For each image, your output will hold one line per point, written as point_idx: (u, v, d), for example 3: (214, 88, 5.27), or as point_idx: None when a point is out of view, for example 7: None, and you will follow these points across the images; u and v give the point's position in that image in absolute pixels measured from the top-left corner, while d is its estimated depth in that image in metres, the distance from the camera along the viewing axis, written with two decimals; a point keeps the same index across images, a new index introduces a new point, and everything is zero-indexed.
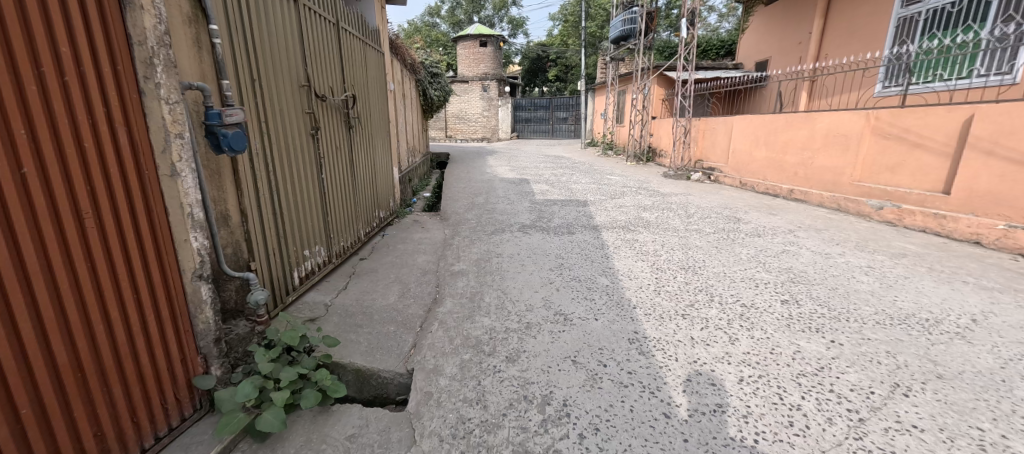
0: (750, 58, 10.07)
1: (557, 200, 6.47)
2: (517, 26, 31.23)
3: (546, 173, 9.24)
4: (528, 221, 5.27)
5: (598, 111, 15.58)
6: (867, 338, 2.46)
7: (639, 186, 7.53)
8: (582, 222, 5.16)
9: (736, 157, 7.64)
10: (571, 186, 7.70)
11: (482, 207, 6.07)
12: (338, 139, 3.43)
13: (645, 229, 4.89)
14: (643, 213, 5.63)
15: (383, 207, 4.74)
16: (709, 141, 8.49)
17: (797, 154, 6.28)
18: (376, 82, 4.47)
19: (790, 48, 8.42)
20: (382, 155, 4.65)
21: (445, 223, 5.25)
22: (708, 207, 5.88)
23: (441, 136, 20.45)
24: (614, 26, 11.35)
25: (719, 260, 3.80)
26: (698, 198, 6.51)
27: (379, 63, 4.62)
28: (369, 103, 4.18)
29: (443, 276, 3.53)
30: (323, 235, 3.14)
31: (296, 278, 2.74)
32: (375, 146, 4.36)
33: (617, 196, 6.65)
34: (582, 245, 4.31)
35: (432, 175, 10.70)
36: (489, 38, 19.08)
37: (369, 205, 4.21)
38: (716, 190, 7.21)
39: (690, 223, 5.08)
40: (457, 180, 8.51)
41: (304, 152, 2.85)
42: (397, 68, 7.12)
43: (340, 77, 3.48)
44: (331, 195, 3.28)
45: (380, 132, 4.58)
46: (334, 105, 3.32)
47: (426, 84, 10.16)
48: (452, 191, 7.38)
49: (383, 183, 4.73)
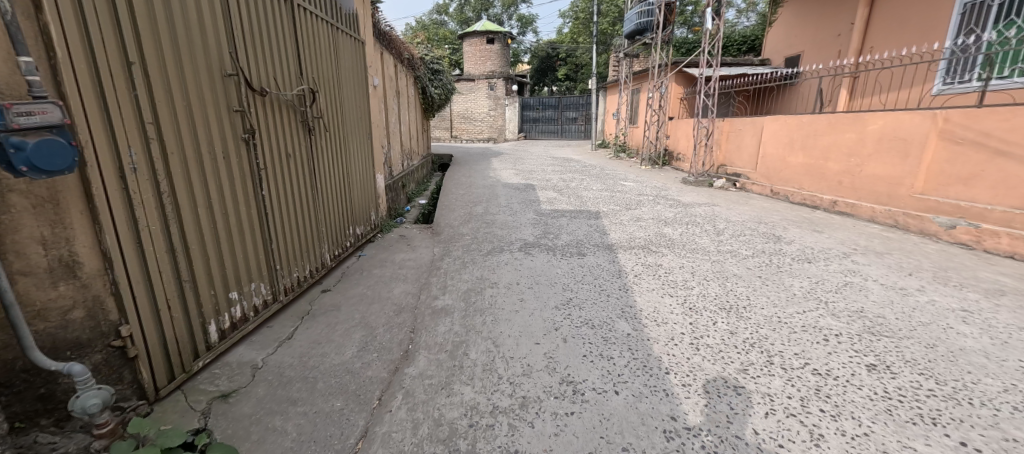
0: (778, 52, 9.26)
1: (565, 211, 5.75)
2: (526, 24, 30.48)
3: (554, 178, 8.52)
4: (530, 238, 4.52)
5: (610, 111, 14.81)
6: (1013, 440, 1.70)
7: (658, 194, 6.77)
8: (594, 241, 4.43)
9: (766, 162, 6.83)
10: (581, 193, 6.96)
11: (480, 219, 5.34)
12: (292, 146, 2.74)
13: (669, 250, 4.12)
14: (665, 229, 4.86)
15: (361, 222, 4.04)
16: (734, 143, 7.68)
17: (841, 160, 5.47)
18: (352, 75, 3.78)
19: (827, 40, 7.60)
20: (359, 162, 3.97)
21: (434, 239, 4.53)
22: (740, 222, 5.09)
23: (446, 136, 19.83)
24: (629, 19, 10.57)
25: (767, 296, 3.04)
26: (726, 210, 5.72)
27: (356, 53, 3.93)
28: (341, 101, 3.50)
29: (422, 316, 2.82)
30: (266, 268, 2.46)
31: (214, 333, 2.05)
32: (348, 152, 3.67)
33: (633, 208, 5.89)
34: (595, 271, 3.58)
35: (432, 178, 10.01)
36: (496, 34, 18.36)
37: (340, 223, 3.52)
38: (744, 200, 6.40)
39: (721, 242, 4.32)
40: (456, 185, 7.81)
41: (229, 162, 2.15)
42: (389, 63, 6.43)
43: (295, 67, 2.79)
44: (280, 216, 2.60)
45: (356, 135, 3.89)
46: (284, 102, 2.64)
47: (427, 82, 9.45)
48: (449, 198, 6.67)
49: (361, 196, 4.04)
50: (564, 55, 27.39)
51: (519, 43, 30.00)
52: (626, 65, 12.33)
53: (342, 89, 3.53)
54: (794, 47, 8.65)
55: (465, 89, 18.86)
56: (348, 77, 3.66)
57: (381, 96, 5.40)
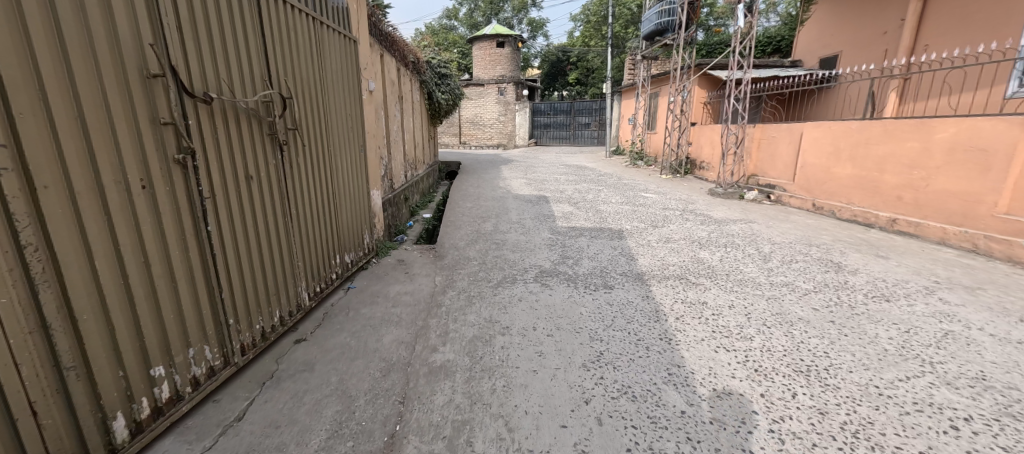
0: (810, 52, 8.60)
1: (584, 229, 5.14)
2: (536, 28, 29.98)
3: (569, 188, 7.92)
4: (546, 265, 3.92)
5: (625, 116, 14.18)
6: None
7: (685, 209, 6.14)
8: (621, 268, 3.82)
9: (807, 173, 6.16)
10: (600, 207, 6.35)
11: (489, 240, 4.76)
12: (254, 166, 2.18)
13: (712, 281, 3.49)
14: (701, 253, 4.22)
15: (352, 248, 3.48)
16: (767, 151, 7.03)
17: (901, 173, 4.80)
18: (340, 79, 3.23)
19: (871, 37, 6.95)
20: (349, 179, 3.42)
21: (436, 265, 3.96)
22: (788, 245, 4.43)
23: (455, 142, 19.36)
24: (648, 19, 9.98)
25: (851, 354, 2.40)
26: (767, 229, 5.07)
27: (346, 54, 3.38)
28: (324, 109, 2.96)
29: (416, 378, 2.23)
30: (213, 325, 1.90)
31: (122, 428, 1.50)
32: (333, 168, 3.12)
33: (660, 226, 5.27)
34: (627, 312, 2.97)
35: (439, 188, 9.49)
36: (507, 38, 17.90)
37: (324, 252, 2.96)
38: (784, 215, 5.73)
39: (772, 272, 3.68)
40: (463, 197, 7.26)
41: (152, 192, 1.60)
42: (391, 67, 5.91)
43: (259, 67, 2.24)
44: (235, 255, 2.05)
45: (345, 147, 3.34)
46: (242, 111, 2.09)
47: (433, 86, 8.94)
48: (455, 213, 6.11)
49: (352, 218, 3.47)
50: (576, 59, 26.89)
51: (530, 48, 29.57)
52: (643, 68, 11.71)
53: (326, 95, 2.99)
54: (829, 46, 8.00)
55: (474, 94, 18.39)
56: (334, 80, 3.13)
57: (380, 102, 4.86)
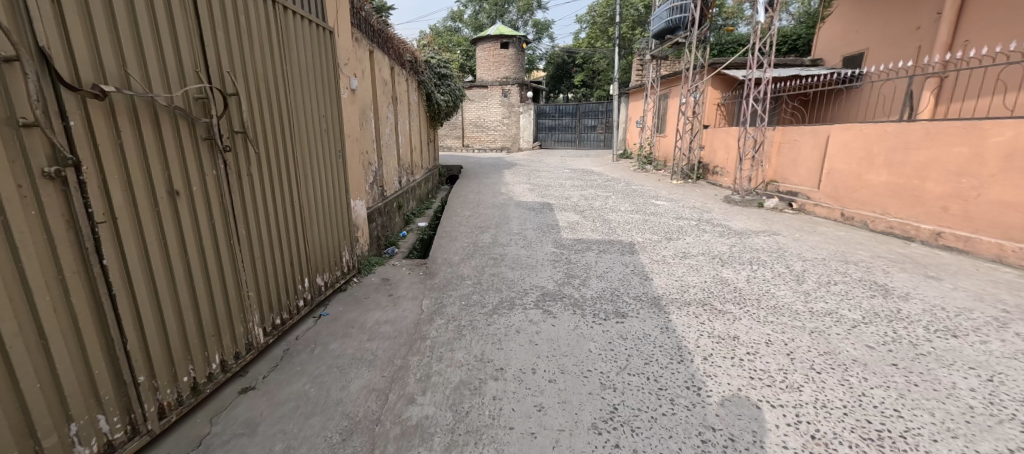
0: (832, 50, 8.12)
1: (592, 242, 4.68)
2: (541, 30, 29.58)
3: (575, 195, 7.46)
4: (549, 286, 3.45)
5: (633, 118, 13.71)
6: None
7: (701, 218, 5.66)
8: (635, 290, 3.36)
9: (834, 179, 5.67)
10: (608, 216, 5.89)
11: (486, 254, 4.30)
12: (182, 179, 1.74)
13: (741, 308, 3.00)
14: (724, 272, 3.74)
15: (326, 269, 3.03)
16: (789, 155, 6.55)
17: (946, 181, 4.32)
18: (308, 73, 2.78)
19: (902, 34, 6.50)
20: (321, 190, 2.97)
21: (426, 285, 3.51)
22: (822, 262, 3.94)
23: (457, 145, 18.94)
24: (658, 17, 9.51)
25: (931, 414, 1.92)
26: (795, 243, 4.58)
27: (319, 45, 2.94)
28: (287, 108, 2.51)
29: (383, 444, 1.78)
30: (109, 387, 1.46)
31: None
32: (300, 178, 2.67)
33: (675, 238, 4.79)
34: (644, 349, 2.50)
35: (438, 193, 9.06)
36: (511, 38, 17.55)
37: (287, 277, 2.52)
38: (811, 226, 5.23)
39: (810, 296, 3.21)
40: (462, 204, 6.82)
41: (3, 219, 1.16)
42: (384, 65, 5.50)
43: (191, 56, 1.79)
44: (150, 294, 1.60)
45: (316, 153, 2.89)
46: (163, 109, 1.64)
47: (432, 87, 8.53)
48: (452, 222, 5.67)
49: (325, 233, 3.03)
50: (582, 60, 26.45)
51: (534, 49, 29.18)
52: (652, 68, 11.22)
53: (290, 91, 2.54)
54: (855, 43, 7.52)
55: (477, 96, 17.99)
56: (300, 75, 2.68)
57: (367, 103, 4.43)
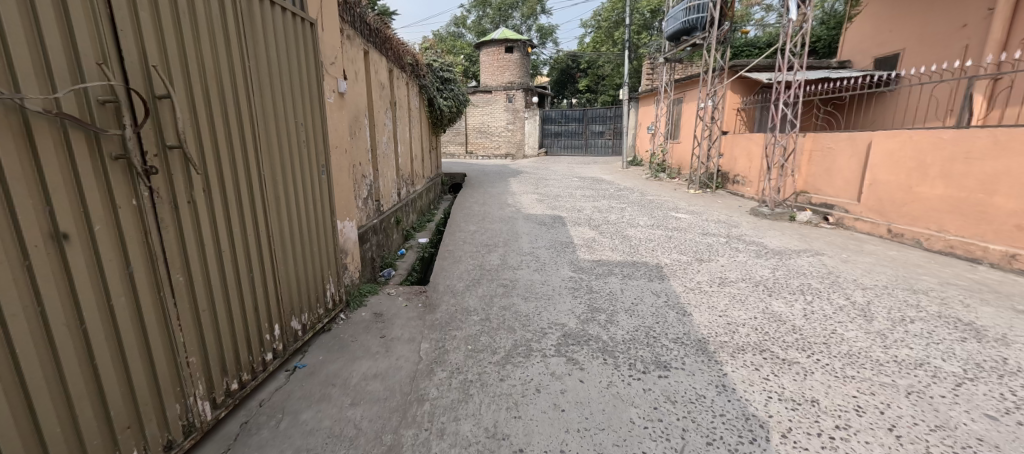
0: (860, 51, 7.65)
1: (614, 264, 4.15)
2: (545, 35, 29.16)
3: (587, 206, 6.94)
4: (570, 325, 2.90)
5: (644, 124, 13.20)
6: None
7: (731, 235, 5.12)
8: (675, 329, 2.82)
9: (877, 191, 5.16)
10: (627, 232, 5.35)
11: (495, 280, 3.76)
12: (74, 218, 1.23)
13: (810, 357, 2.45)
14: (775, 304, 3.19)
15: (305, 308, 2.50)
16: (822, 164, 6.07)
17: (1021, 196, 3.79)
18: (282, 73, 2.27)
19: (946, 32, 6.01)
20: (299, 213, 2.45)
21: (426, 321, 2.99)
22: (886, 293, 3.38)
23: (461, 151, 18.48)
24: (673, 17, 9.02)
25: None
26: (846, 267, 4.02)
27: (298, 40, 2.43)
28: (250, 114, 2.00)
29: None
30: None
31: None
32: (268, 200, 2.16)
33: (707, 260, 4.24)
34: (702, 419, 1.96)
35: (441, 204, 8.55)
36: (516, 43, 17.23)
37: (250, 327, 2.00)
38: (857, 245, 4.70)
39: (888, 339, 2.66)
40: (467, 218, 6.31)
41: None
42: (382, 68, 5.02)
43: (92, 43, 1.27)
44: (9, 390, 1.09)
45: (291, 169, 2.37)
46: (39, 119, 1.13)
47: (435, 92, 8.05)
48: (455, 239, 5.15)
49: (303, 265, 2.50)
50: (588, 65, 25.99)
51: (539, 55, 28.77)
52: (665, 72, 10.72)
53: (255, 94, 2.04)
54: (888, 43, 7.03)
55: (481, 101, 17.54)
56: (270, 75, 2.17)
57: (360, 109, 3.92)
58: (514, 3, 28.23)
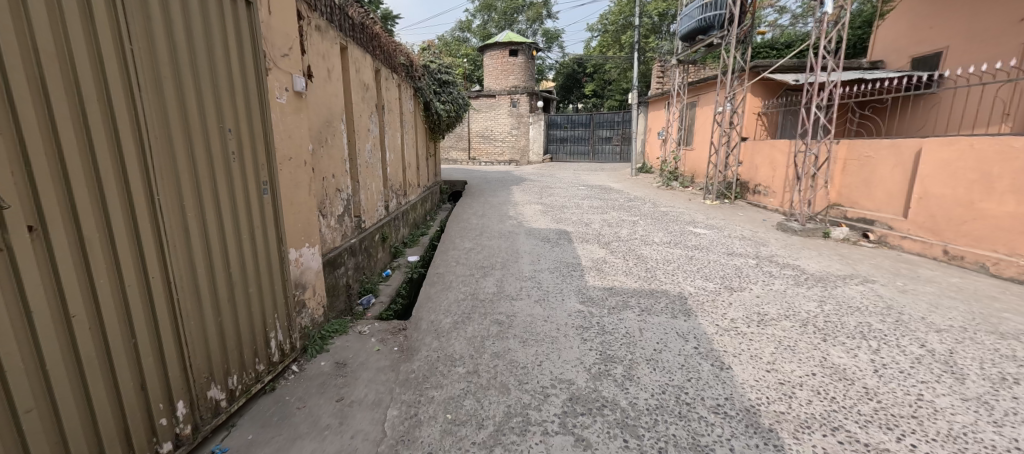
0: (894, 50, 7.04)
1: (630, 293, 3.55)
2: (551, 39, 28.70)
3: (596, 219, 6.34)
4: (579, 383, 2.30)
5: (654, 129, 12.59)
6: None
7: (761, 256, 4.50)
8: (715, 390, 2.21)
9: (929, 205, 4.53)
10: (642, 251, 4.74)
11: (488, 315, 3.17)
12: None
13: (902, 442, 1.84)
14: (833, 355, 2.57)
15: (235, 369, 1.92)
16: (859, 175, 5.49)
17: None
18: (195, 63, 1.69)
19: (1000, 28, 5.43)
20: (229, 244, 1.87)
21: (399, 374, 2.41)
22: (969, 339, 2.74)
23: (463, 157, 17.95)
24: (688, 15, 8.43)
25: None
26: (907, 300, 3.38)
27: (224, 21, 1.85)
28: (134, 117, 1.43)
29: None
30: None
31: None
32: (171, 232, 1.58)
33: (739, 289, 3.61)
34: None
35: (438, 214, 7.99)
36: (521, 45, 16.73)
37: (131, 415, 1.42)
38: (910, 271, 4.07)
39: (997, 412, 2.04)
40: (463, 232, 5.74)
41: None
42: (367, 66, 4.46)
43: None
44: None
45: (216, 187, 1.79)
46: None
47: (431, 95, 7.49)
48: (448, 259, 4.57)
49: (235, 311, 1.92)
50: (594, 70, 25.46)
51: (544, 59, 28.26)
52: (678, 74, 10.11)
53: (143, 89, 1.46)
54: (928, 41, 6.42)
55: (484, 105, 17.03)
56: (174, 64, 1.59)
57: (331, 111, 3.35)
58: (519, 7, 27.82)
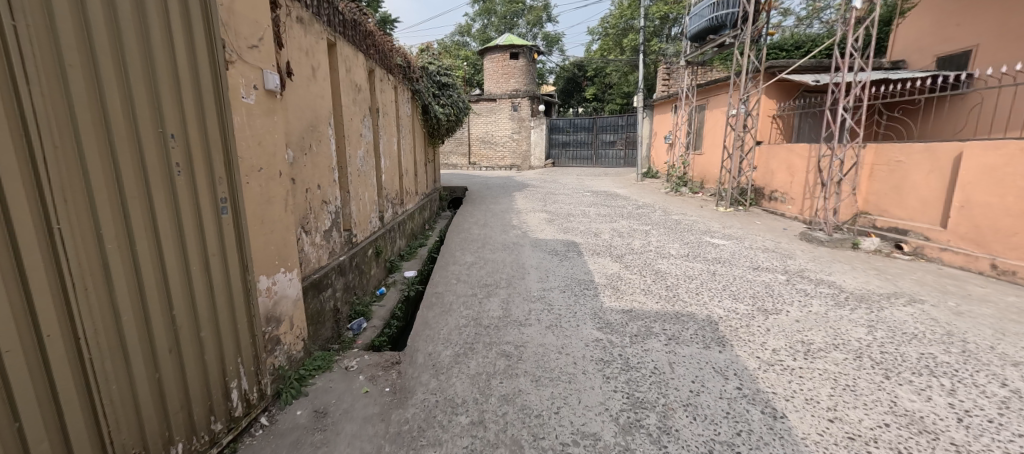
0: (917, 50, 6.69)
1: (652, 317, 3.16)
2: (552, 43, 28.45)
3: (605, 229, 5.95)
4: (606, 438, 1.90)
5: (660, 133, 12.24)
6: None
7: (790, 272, 4.11)
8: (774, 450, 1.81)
9: (972, 215, 4.15)
10: (659, 265, 4.35)
11: (494, 345, 2.77)
12: None
13: None
14: (903, 398, 2.18)
15: (181, 434, 1.53)
16: (888, 181, 5.12)
17: None
18: (120, 49, 1.31)
19: None
20: (172, 280, 1.48)
21: (389, 425, 2.01)
22: None
23: (463, 162, 17.59)
24: (699, 14, 8.08)
25: None
26: (967, 324, 2.98)
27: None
28: (17, 118, 1.05)
29: None
30: None
31: None
32: (80, 272, 1.19)
33: (774, 311, 3.22)
34: None
35: (437, 223, 7.61)
36: (521, 48, 16.45)
37: None
38: (959, 288, 3.68)
39: None
40: (464, 244, 5.35)
41: None
42: (359, 66, 4.09)
43: None
44: None
45: (151, 208, 1.40)
46: None
47: (430, 98, 7.13)
48: (448, 275, 4.18)
49: (181, 363, 1.53)
50: (595, 74, 25.17)
51: (544, 63, 27.97)
52: (685, 76, 9.75)
53: (32, 81, 1.07)
54: (955, 39, 6.06)
55: (485, 110, 16.69)
56: (87, 49, 1.21)
57: (314, 113, 2.96)
58: (519, 11, 27.59)
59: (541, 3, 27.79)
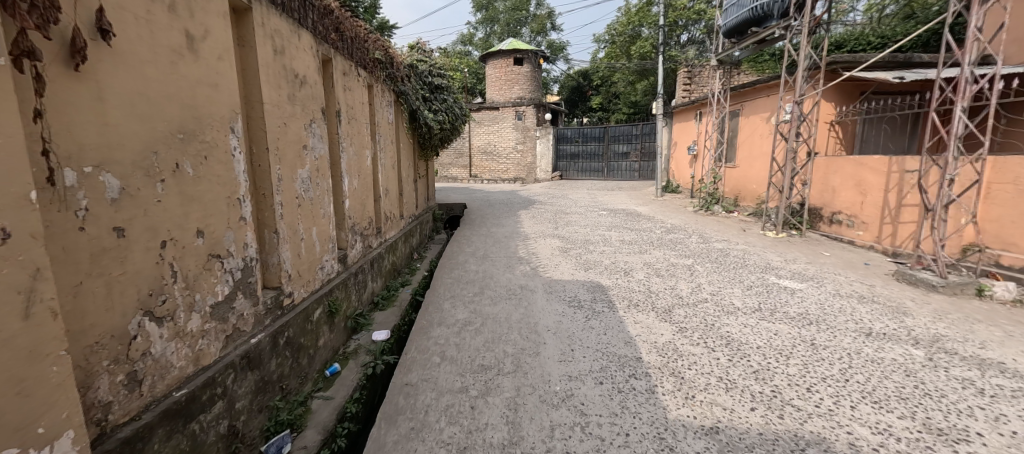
0: (1014, 41, 5.49)
1: (760, 448, 1.87)
2: (556, 51, 27.47)
3: (636, 264, 4.68)
4: None
5: (682, 143, 11.02)
6: None
7: (925, 344, 2.82)
8: None
9: None
10: (729, 329, 3.07)
11: None
12: None
13: None
14: None
15: None
16: (1018, 206, 3.85)
17: None
18: None
19: None
20: None
21: None
22: None
23: (464, 175, 16.47)
24: (738, 4, 6.90)
25: None
26: None
27: None
28: None
29: None
30: None
31: None
32: None
33: (960, 438, 1.93)
34: None
35: (429, 250, 6.38)
36: (525, 54, 15.38)
37: None
38: None
39: None
40: (456, 288, 4.10)
41: None
42: (307, 49, 2.89)
43: None
44: None
45: None
46: None
47: (418, 102, 5.93)
48: (429, 345, 2.92)
49: None
50: (603, 83, 24.11)
51: (548, 71, 26.90)
52: (715, 78, 8.54)
53: None
54: None
55: (487, 119, 15.61)
56: None
57: (189, 109, 1.73)
58: (523, 19, 26.72)
59: (545, 11, 26.89)
